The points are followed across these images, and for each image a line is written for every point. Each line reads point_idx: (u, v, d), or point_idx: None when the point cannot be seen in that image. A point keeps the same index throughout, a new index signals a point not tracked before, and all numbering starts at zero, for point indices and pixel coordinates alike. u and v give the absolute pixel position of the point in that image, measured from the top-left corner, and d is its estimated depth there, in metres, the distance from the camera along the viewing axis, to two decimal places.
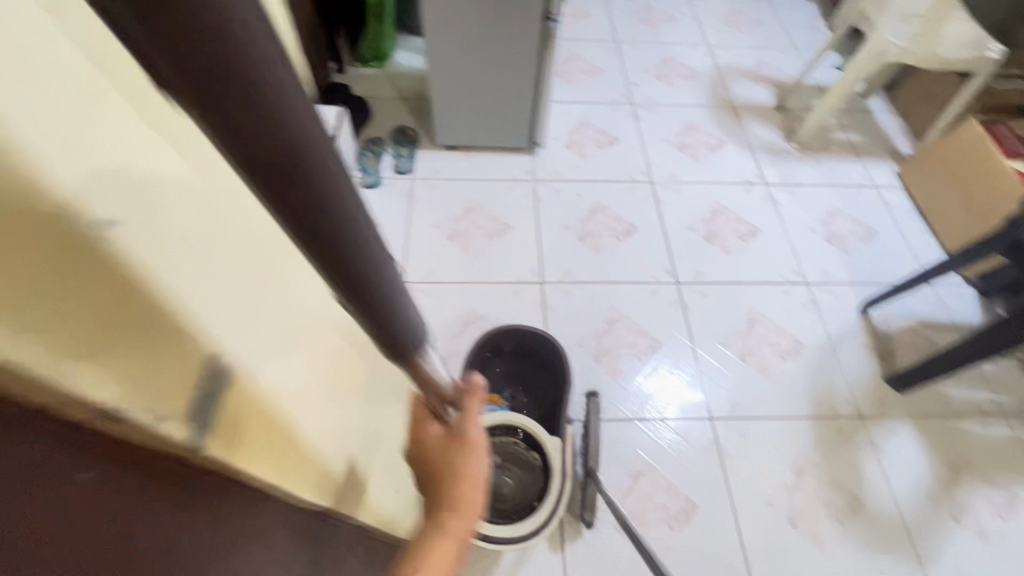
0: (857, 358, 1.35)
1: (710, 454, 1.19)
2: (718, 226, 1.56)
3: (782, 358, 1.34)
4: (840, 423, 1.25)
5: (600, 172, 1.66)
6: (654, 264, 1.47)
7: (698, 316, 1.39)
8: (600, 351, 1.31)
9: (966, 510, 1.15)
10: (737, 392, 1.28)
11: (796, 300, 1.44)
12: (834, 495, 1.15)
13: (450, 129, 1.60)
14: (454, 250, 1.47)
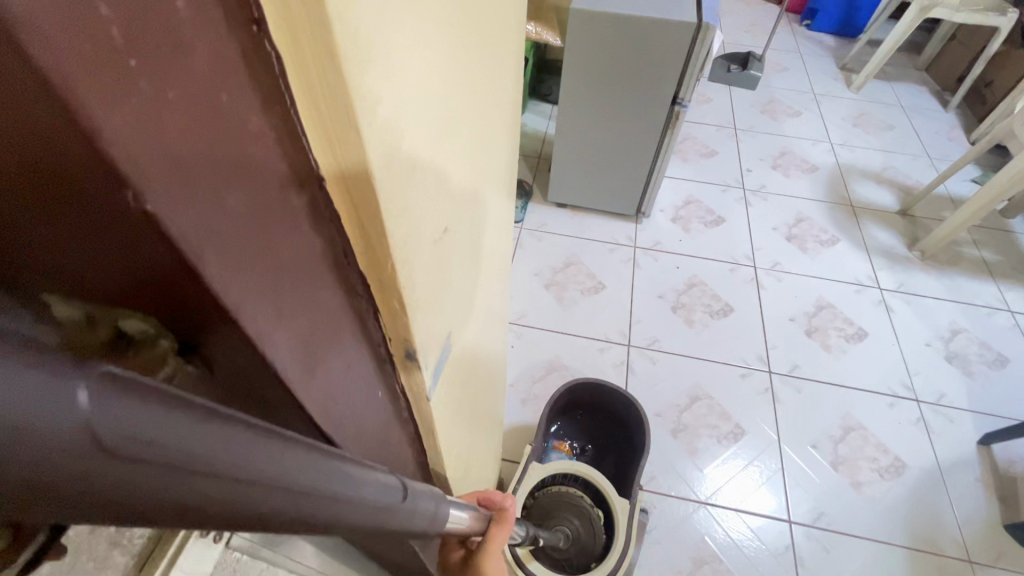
0: (970, 495, 1.21)
1: (784, 560, 1.11)
2: (820, 322, 1.51)
3: (879, 474, 1.24)
4: (942, 563, 1.12)
5: (701, 249, 1.69)
6: (746, 348, 1.45)
7: (788, 410, 1.33)
8: (678, 425, 1.30)
9: None
10: (823, 500, 1.19)
11: (903, 415, 1.33)
12: None
13: (564, 189, 1.72)
14: (548, 299, 1.55)
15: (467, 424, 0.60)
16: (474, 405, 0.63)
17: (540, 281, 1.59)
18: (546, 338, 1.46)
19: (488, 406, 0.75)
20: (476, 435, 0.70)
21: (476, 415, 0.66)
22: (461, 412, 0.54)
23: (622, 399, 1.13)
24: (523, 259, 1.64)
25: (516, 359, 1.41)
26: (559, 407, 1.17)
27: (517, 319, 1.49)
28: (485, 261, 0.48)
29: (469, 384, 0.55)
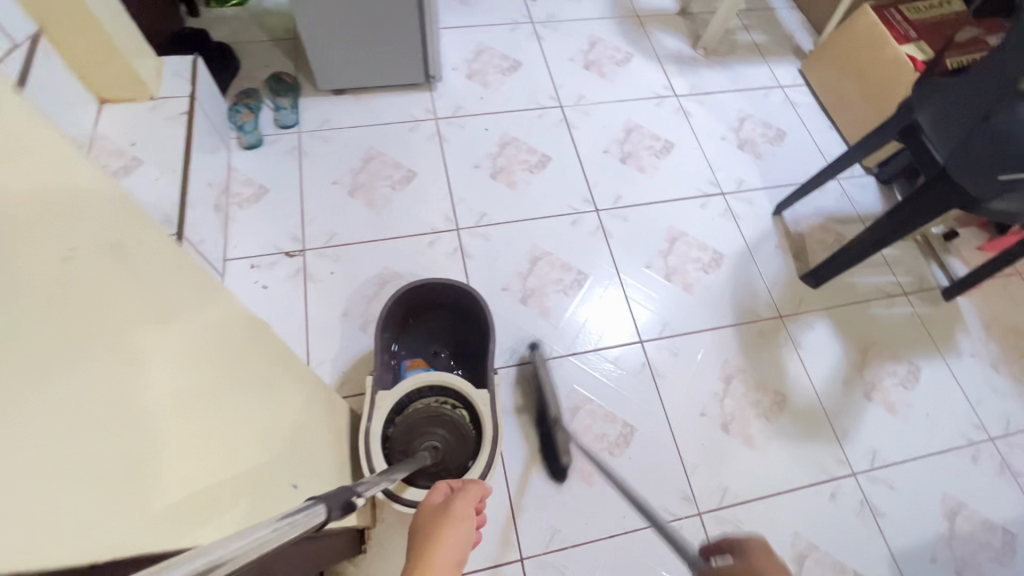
0: (773, 261, 1.38)
1: (643, 376, 1.20)
2: (631, 146, 1.52)
3: (704, 271, 1.34)
4: (761, 326, 1.28)
5: (506, 102, 1.55)
6: (571, 193, 1.42)
7: (620, 241, 1.36)
8: (526, 292, 1.27)
9: (876, 387, 1.23)
10: (664, 311, 1.28)
11: (713, 212, 1.43)
12: (761, 394, 1.20)
13: (332, 70, 1.42)
14: (356, 206, 1.34)
15: (252, 442, 0.56)
16: (262, 418, 0.59)
17: (341, 190, 1.36)
18: (367, 251, 1.28)
19: (297, 394, 0.72)
20: (289, 433, 0.67)
21: (271, 423, 0.62)
22: (229, 448, 0.51)
23: (457, 292, 1.05)
24: (313, 169, 1.38)
25: (341, 284, 1.23)
26: (395, 321, 1.05)
27: (327, 240, 1.28)
28: (145, 289, 0.40)
29: (228, 415, 0.52)
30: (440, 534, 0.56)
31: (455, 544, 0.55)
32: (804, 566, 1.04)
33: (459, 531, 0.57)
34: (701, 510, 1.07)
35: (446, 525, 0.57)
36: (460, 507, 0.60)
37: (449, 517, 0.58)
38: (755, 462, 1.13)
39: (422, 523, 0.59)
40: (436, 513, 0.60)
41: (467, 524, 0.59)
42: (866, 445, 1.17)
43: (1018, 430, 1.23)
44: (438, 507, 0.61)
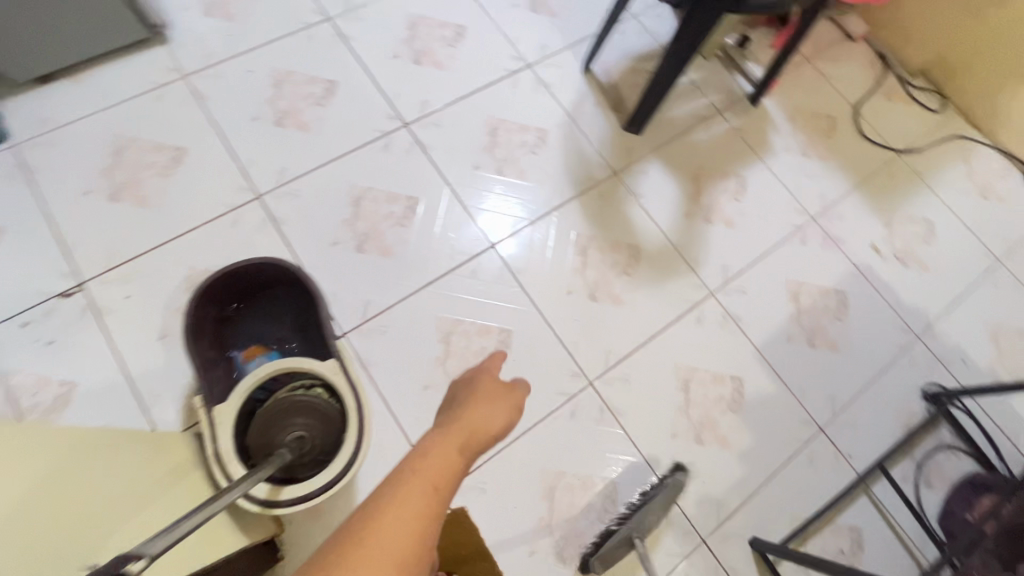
0: (595, 120, 1.35)
1: (504, 278, 1.17)
2: (421, 41, 1.36)
3: (533, 154, 1.29)
4: (601, 188, 1.28)
5: (262, 32, 1.31)
6: (373, 115, 1.27)
7: (440, 150, 1.26)
8: (358, 238, 1.16)
9: (713, 208, 1.30)
10: (506, 207, 1.24)
11: (525, 88, 1.35)
12: (616, 254, 1.23)
13: (14, 54, 1.10)
14: (126, 210, 1.12)
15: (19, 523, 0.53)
16: (8, 501, 0.53)
17: (98, 198, 1.12)
18: (161, 257, 1.09)
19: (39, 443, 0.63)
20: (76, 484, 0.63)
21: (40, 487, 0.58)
22: None
23: (264, 268, 0.92)
24: (52, 185, 1.11)
25: (144, 305, 1.05)
26: (207, 325, 0.91)
27: (107, 263, 1.07)
28: None
29: None
30: (473, 403, 0.59)
31: (489, 413, 0.58)
32: (690, 390, 1.14)
33: (497, 402, 0.60)
34: (592, 380, 1.12)
35: (482, 395, 0.61)
36: (493, 381, 0.63)
37: (480, 389, 0.62)
38: (627, 318, 1.17)
39: (460, 385, 0.64)
40: (468, 383, 0.63)
41: (507, 396, 0.61)
42: (716, 264, 1.25)
43: (833, 202, 1.37)
44: (476, 373, 0.64)
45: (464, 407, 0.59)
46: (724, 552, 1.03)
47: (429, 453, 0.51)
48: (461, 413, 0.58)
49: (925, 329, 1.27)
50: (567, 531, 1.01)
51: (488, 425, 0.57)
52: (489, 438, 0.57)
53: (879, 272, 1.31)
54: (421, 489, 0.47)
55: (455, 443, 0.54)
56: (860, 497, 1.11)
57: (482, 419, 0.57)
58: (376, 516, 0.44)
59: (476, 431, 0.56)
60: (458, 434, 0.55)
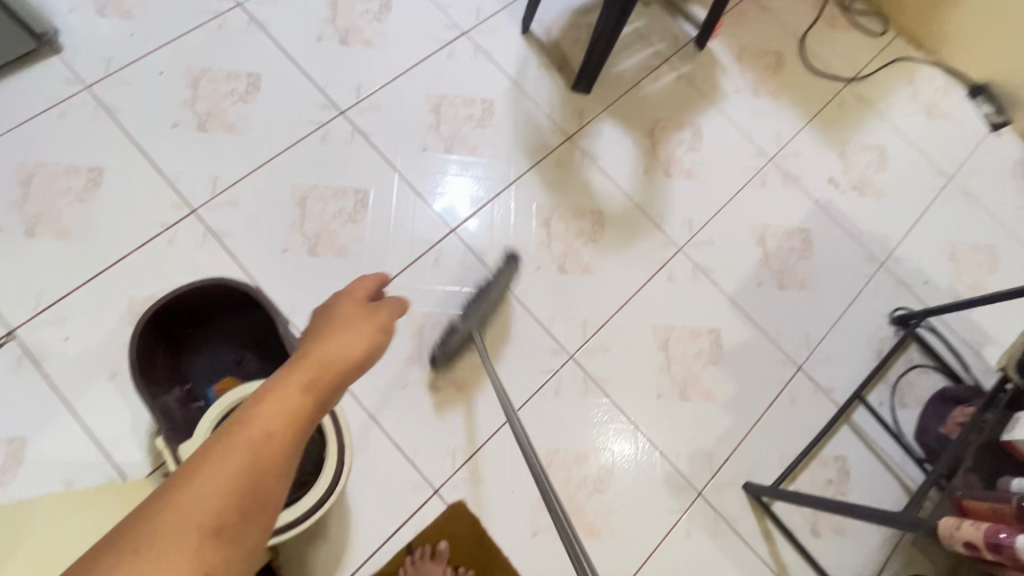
0: (542, 83, 1.29)
1: (469, 263, 1.13)
2: (345, 19, 1.26)
3: (481, 127, 1.23)
4: (556, 155, 1.24)
5: (167, 27, 1.18)
6: (306, 106, 1.18)
7: (383, 135, 1.19)
8: (309, 241, 1.09)
9: (672, 162, 1.27)
10: (461, 188, 1.18)
11: (464, 57, 1.28)
12: (580, 221, 1.19)
13: None
14: (48, 244, 1.02)
15: None
16: None
17: (13, 235, 1.01)
18: (96, 290, 1.00)
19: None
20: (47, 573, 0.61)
21: None
22: None
23: (201, 291, 0.85)
24: None
25: (86, 345, 0.97)
26: (157, 363, 0.85)
27: (36, 305, 0.98)
28: None
29: None
30: (333, 331, 0.55)
31: (349, 338, 0.54)
32: (670, 348, 1.13)
33: (359, 327, 0.57)
34: (572, 353, 1.10)
35: (344, 323, 0.57)
36: (353, 307, 0.60)
37: (340, 317, 0.58)
38: (599, 286, 1.15)
39: (320, 318, 0.59)
40: (327, 314, 0.59)
41: (368, 320, 0.58)
42: (682, 219, 1.24)
43: (788, 141, 1.36)
44: (333, 305, 0.60)
45: (324, 336, 0.54)
46: (720, 501, 1.05)
47: (276, 382, 0.46)
48: (316, 343, 0.53)
49: (887, 256, 1.30)
50: (567, 507, 1.01)
51: (346, 348, 0.52)
52: (352, 360, 0.52)
53: (838, 205, 1.32)
54: (264, 416, 0.42)
55: (310, 368, 0.49)
56: (842, 427, 1.14)
57: (341, 345, 0.53)
58: (209, 457, 0.39)
59: (336, 356, 0.51)
60: (312, 359, 0.50)
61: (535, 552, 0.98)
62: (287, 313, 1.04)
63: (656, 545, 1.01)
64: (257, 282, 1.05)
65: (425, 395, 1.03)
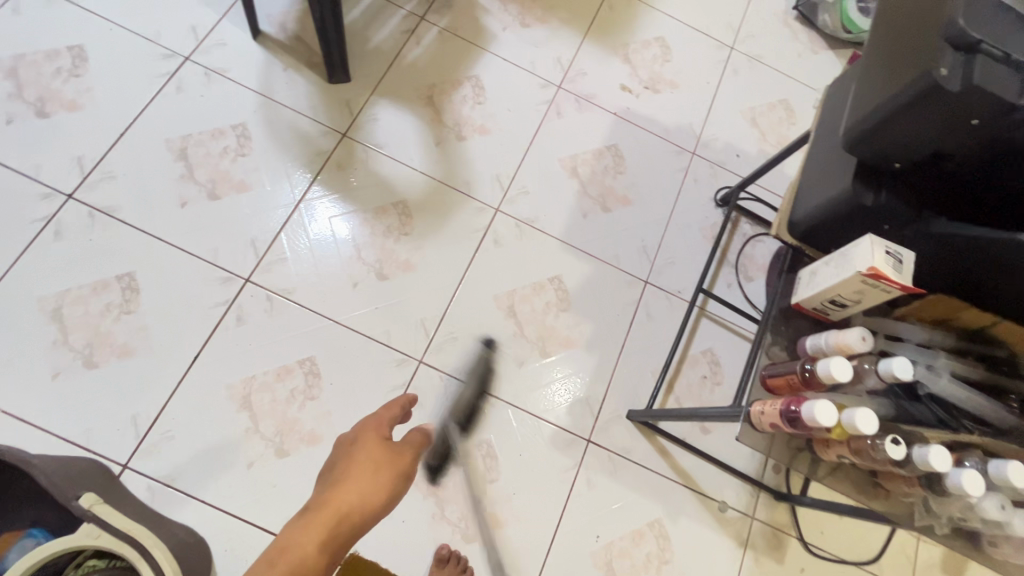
0: (294, 86, 1.15)
1: (276, 307, 1.02)
2: (34, 87, 1.05)
3: (241, 157, 1.09)
4: (336, 157, 1.12)
5: None
6: (21, 203, 0.99)
7: (129, 204, 1.02)
8: (82, 354, 0.94)
9: (461, 123, 1.20)
10: (241, 227, 1.05)
11: (196, 86, 1.12)
12: (385, 219, 1.10)
13: None
14: None
15: None
16: None
17: None
18: None
19: None
20: None
21: None
22: None
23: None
24: None
25: None
26: None
27: None
28: None
29: None
30: (351, 474, 0.70)
31: (361, 489, 0.69)
32: (518, 312, 1.10)
33: (377, 471, 0.71)
34: (421, 358, 1.03)
35: (363, 465, 0.71)
36: (379, 445, 0.73)
37: (361, 458, 0.72)
38: (425, 279, 1.08)
39: (346, 448, 0.74)
40: (353, 449, 0.73)
41: (384, 462, 0.72)
42: (490, 178, 1.18)
43: (571, 62, 1.31)
44: (360, 437, 0.74)
45: (338, 482, 0.70)
46: (610, 440, 1.05)
47: (291, 546, 0.64)
48: (332, 491, 0.69)
49: (697, 143, 1.31)
50: (464, 512, 0.97)
51: (359, 503, 0.68)
52: (358, 511, 0.68)
53: (638, 110, 1.30)
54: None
55: (322, 528, 0.66)
56: (702, 322, 1.16)
57: (352, 498, 0.68)
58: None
59: (343, 513, 0.67)
60: (326, 518, 0.67)
61: None
62: (83, 443, 0.90)
63: (561, 511, 1.00)
64: (33, 424, 0.89)
65: (276, 465, 0.93)
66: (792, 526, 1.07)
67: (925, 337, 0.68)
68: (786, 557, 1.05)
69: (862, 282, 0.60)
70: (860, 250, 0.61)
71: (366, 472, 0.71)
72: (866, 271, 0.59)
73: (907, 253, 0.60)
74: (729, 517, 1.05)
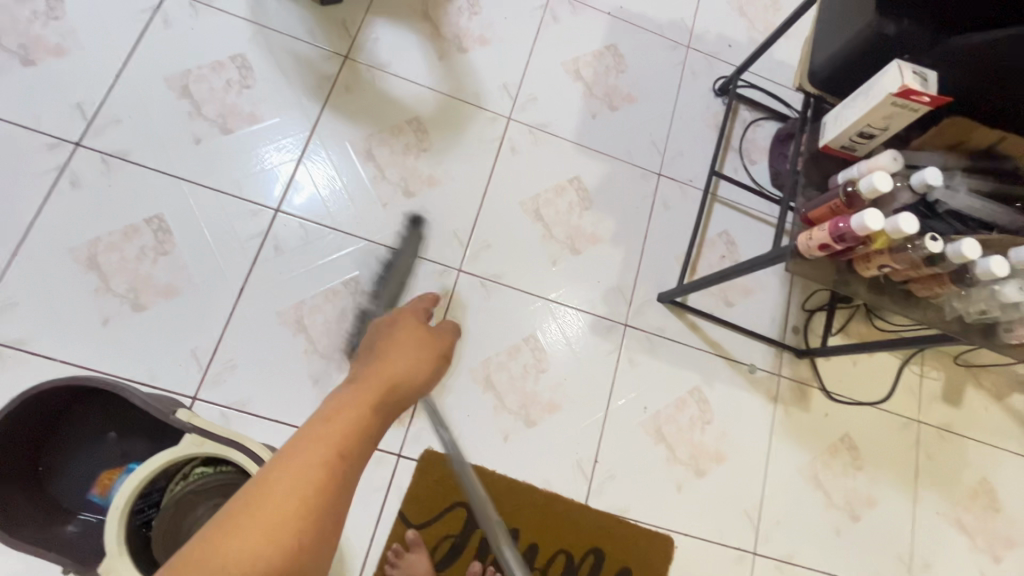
0: (286, 10, 1.12)
1: (311, 234, 1.03)
2: (12, 33, 0.99)
3: (246, 88, 1.06)
4: (342, 81, 1.11)
5: None
6: (28, 155, 0.95)
7: (141, 146, 1.00)
8: (127, 299, 0.94)
9: (460, 36, 1.19)
10: (261, 159, 1.04)
11: (184, 20, 1.07)
12: (402, 137, 1.11)
13: None
14: None
15: None
16: None
17: None
18: None
19: None
20: None
21: None
22: None
23: (6, 422, 0.71)
24: None
25: None
26: (24, 511, 0.72)
27: None
28: None
29: None
30: (394, 348, 0.63)
31: (409, 359, 0.62)
32: (544, 215, 1.13)
33: (423, 347, 0.64)
34: (460, 267, 1.07)
35: (405, 341, 0.64)
36: (418, 326, 0.67)
37: (402, 335, 0.65)
38: (450, 191, 1.10)
39: (382, 332, 0.67)
40: (392, 331, 0.66)
41: (427, 338, 0.66)
42: (497, 89, 1.18)
43: None
44: (397, 320, 0.68)
45: (382, 356, 0.62)
46: (645, 322, 1.12)
47: (351, 398, 0.54)
48: (377, 361, 0.61)
49: (690, 36, 1.33)
50: (522, 401, 1.04)
51: (408, 370, 0.60)
52: (411, 375, 0.61)
53: (630, 9, 1.31)
54: (335, 432, 0.50)
55: (377, 386, 0.57)
56: (715, 207, 1.22)
57: (399, 366, 0.60)
58: (293, 456, 0.47)
59: (396, 376, 0.59)
60: (378, 379, 0.58)
61: (512, 454, 1.01)
62: (148, 381, 0.91)
63: (610, 388, 1.08)
64: (94, 370, 0.90)
65: (341, 380, 0.97)
66: (814, 378, 1.17)
67: (942, 162, 0.75)
68: (811, 405, 1.16)
69: (892, 104, 0.66)
70: (888, 75, 0.66)
71: (407, 350, 0.63)
72: (897, 91, 0.64)
73: (929, 71, 0.66)
74: (758, 377, 1.15)
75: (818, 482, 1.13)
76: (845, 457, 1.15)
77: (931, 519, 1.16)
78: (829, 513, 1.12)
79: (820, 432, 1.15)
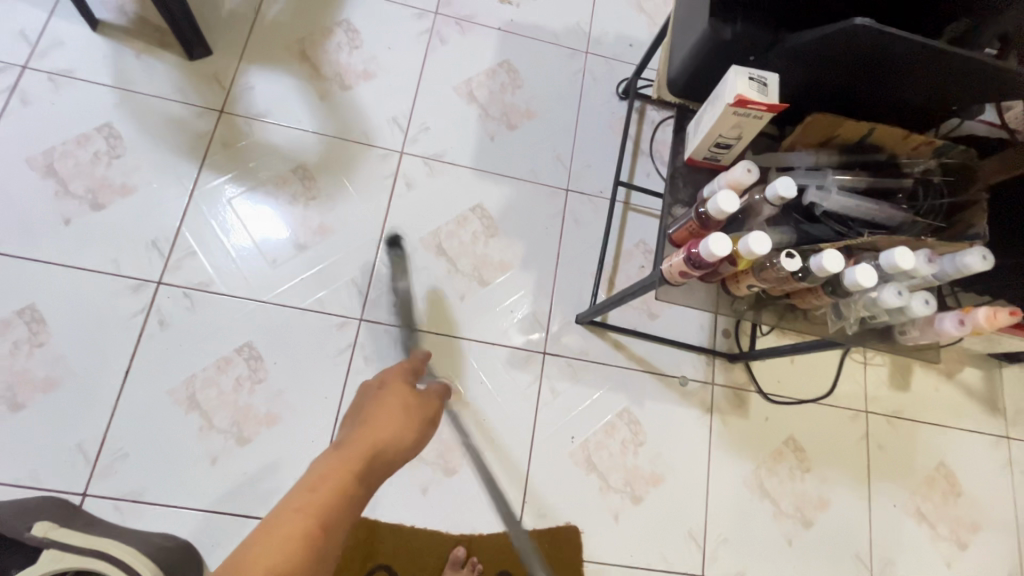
0: (152, 71, 1.07)
1: (198, 302, 0.98)
2: None
3: (115, 158, 1.02)
4: (218, 137, 1.06)
5: None
6: None
7: (7, 235, 0.95)
8: (3, 399, 0.89)
9: (342, 73, 1.14)
10: (137, 230, 0.99)
11: (41, 95, 1.02)
12: (287, 187, 1.06)
13: None
14: None
15: None
16: None
17: None
18: None
19: None
20: None
21: None
22: None
23: None
24: None
25: None
26: None
27: None
28: None
29: None
30: (378, 413, 0.58)
31: (393, 426, 0.57)
32: (447, 248, 1.09)
33: (408, 416, 0.59)
34: (361, 316, 1.02)
35: (391, 403, 0.60)
36: (406, 387, 0.62)
37: (389, 396, 0.61)
38: (344, 238, 1.06)
39: (367, 395, 0.62)
40: (378, 392, 0.62)
41: (414, 405, 0.61)
42: (386, 123, 1.14)
43: None
44: (385, 382, 0.63)
45: (364, 423, 0.57)
46: (565, 348, 1.08)
47: (326, 474, 0.50)
48: (362, 428, 0.56)
49: (588, 41, 1.28)
50: (440, 449, 0.99)
51: (391, 440, 0.56)
52: (392, 449, 0.56)
53: (521, 21, 1.26)
54: (303, 518, 0.46)
55: (357, 458, 0.53)
56: (629, 216, 1.17)
57: (382, 433, 0.56)
58: (262, 538, 0.44)
59: (379, 447, 0.55)
60: (362, 448, 0.54)
61: (435, 506, 0.97)
62: (33, 484, 0.87)
63: (534, 421, 1.03)
64: None
65: (243, 454, 0.93)
66: (749, 382, 1.13)
67: (814, 161, 0.70)
68: (749, 410, 1.12)
69: (734, 114, 0.62)
70: (727, 83, 0.62)
71: (392, 412, 0.59)
72: (734, 101, 0.61)
73: (770, 76, 0.62)
74: (690, 389, 1.10)
75: (765, 491, 1.08)
76: (791, 461, 1.10)
77: (888, 513, 1.12)
78: (779, 522, 1.07)
79: (761, 438, 1.11)
